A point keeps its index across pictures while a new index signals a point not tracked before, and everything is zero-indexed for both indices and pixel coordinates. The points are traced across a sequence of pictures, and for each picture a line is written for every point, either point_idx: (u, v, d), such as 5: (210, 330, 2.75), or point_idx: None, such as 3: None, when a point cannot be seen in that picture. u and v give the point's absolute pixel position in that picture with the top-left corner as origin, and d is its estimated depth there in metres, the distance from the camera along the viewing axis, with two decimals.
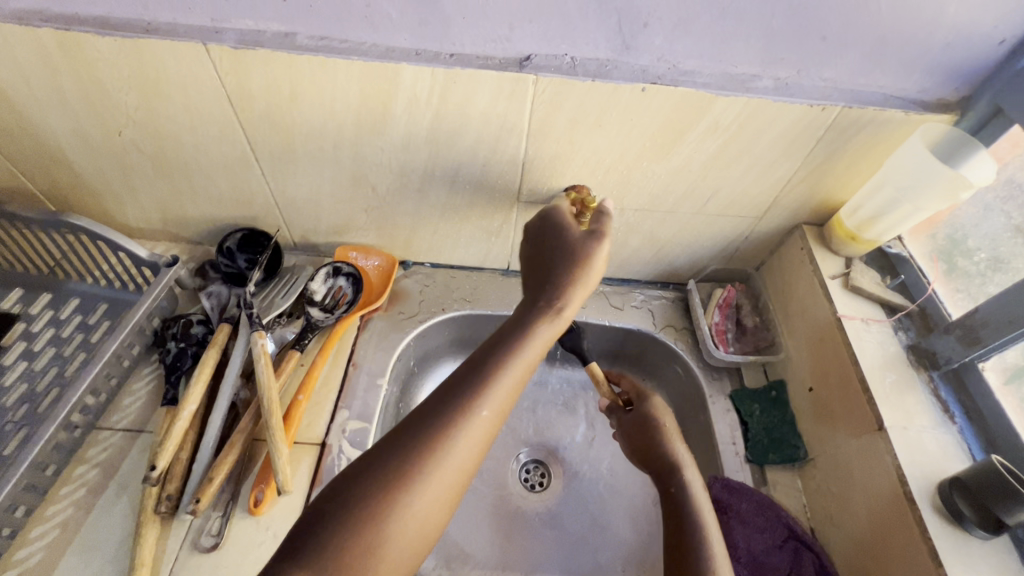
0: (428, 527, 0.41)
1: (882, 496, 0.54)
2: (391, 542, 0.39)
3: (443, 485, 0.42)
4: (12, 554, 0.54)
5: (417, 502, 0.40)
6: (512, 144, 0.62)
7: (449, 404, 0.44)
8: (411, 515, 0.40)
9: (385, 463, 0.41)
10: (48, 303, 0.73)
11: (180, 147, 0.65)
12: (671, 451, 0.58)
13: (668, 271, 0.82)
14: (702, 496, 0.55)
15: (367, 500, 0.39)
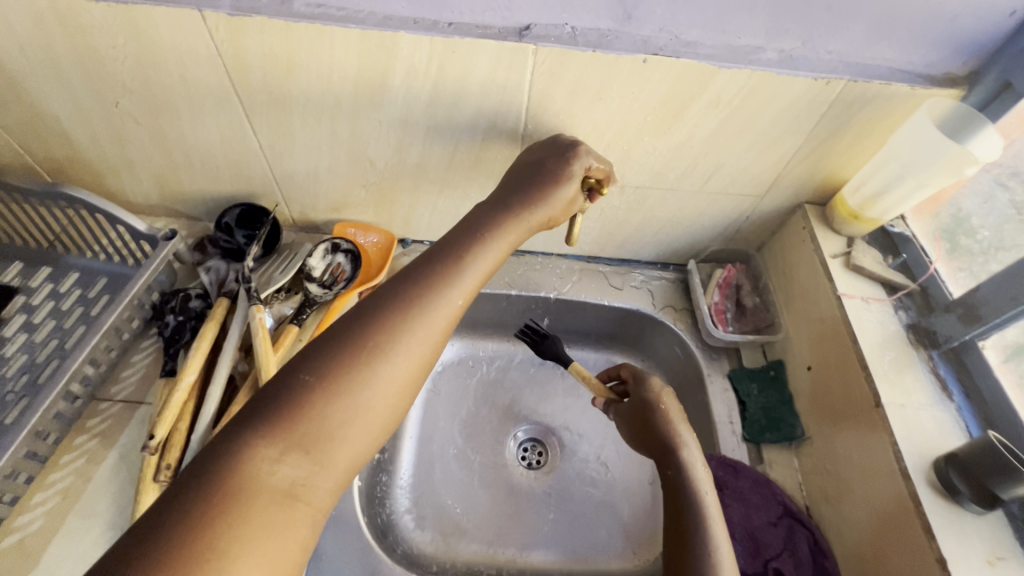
0: (402, 395, 0.45)
1: (884, 495, 0.53)
2: (368, 400, 0.42)
3: (416, 349, 0.45)
4: (14, 520, 0.55)
5: (392, 363, 0.44)
6: (511, 118, 0.62)
7: (426, 276, 0.48)
8: (385, 374, 0.43)
9: (365, 321, 0.44)
10: (48, 277, 0.73)
11: (177, 119, 0.64)
12: (670, 430, 0.58)
13: (668, 251, 0.82)
14: (700, 477, 0.56)
15: (345, 354, 0.42)
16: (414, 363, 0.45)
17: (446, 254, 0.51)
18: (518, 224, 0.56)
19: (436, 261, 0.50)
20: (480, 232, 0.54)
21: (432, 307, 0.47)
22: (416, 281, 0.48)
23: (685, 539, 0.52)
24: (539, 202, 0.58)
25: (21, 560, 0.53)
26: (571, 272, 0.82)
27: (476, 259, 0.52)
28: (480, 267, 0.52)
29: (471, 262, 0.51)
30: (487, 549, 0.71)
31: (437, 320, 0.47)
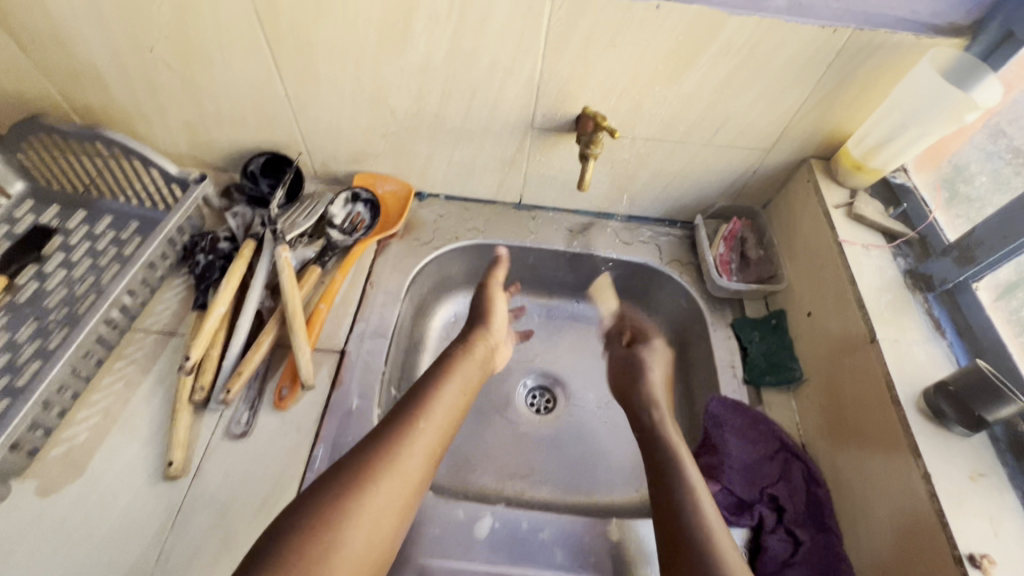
0: (390, 513, 0.50)
1: (915, 504, 0.50)
2: (360, 517, 0.48)
3: (398, 488, 0.51)
4: (60, 433, 0.59)
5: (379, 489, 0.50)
6: (528, 65, 0.64)
7: (395, 423, 0.55)
8: (374, 501, 0.49)
9: (339, 480, 0.50)
10: (84, 219, 0.77)
11: (208, 65, 0.67)
12: (647, 397, 0.70)
13: (676, 207, 0.84)
14: (669, 425, 0.66)
15: (341, 486, 0.49)
16: (398, 500, 0.51)
17: (411, 404, 0.58)
18: (473, 366, 0.67)
19: (396, 418, 0.56)
20: (442, 367, 0.65)
21: (411, 448, 0.54)
22: (390, 428, 0.55)
23: (669, 491, 0.57)
24: (482, 316, 0.75)
25: (68, 467, 0.57)
26: (582, 227, 0.85)
27: (437, 404, 0.59)
28: (442, 414, 0.59)
29: (438, 398, 0.60)
30: (497, 483, 0.74)
31: (412, 464, 0.53)
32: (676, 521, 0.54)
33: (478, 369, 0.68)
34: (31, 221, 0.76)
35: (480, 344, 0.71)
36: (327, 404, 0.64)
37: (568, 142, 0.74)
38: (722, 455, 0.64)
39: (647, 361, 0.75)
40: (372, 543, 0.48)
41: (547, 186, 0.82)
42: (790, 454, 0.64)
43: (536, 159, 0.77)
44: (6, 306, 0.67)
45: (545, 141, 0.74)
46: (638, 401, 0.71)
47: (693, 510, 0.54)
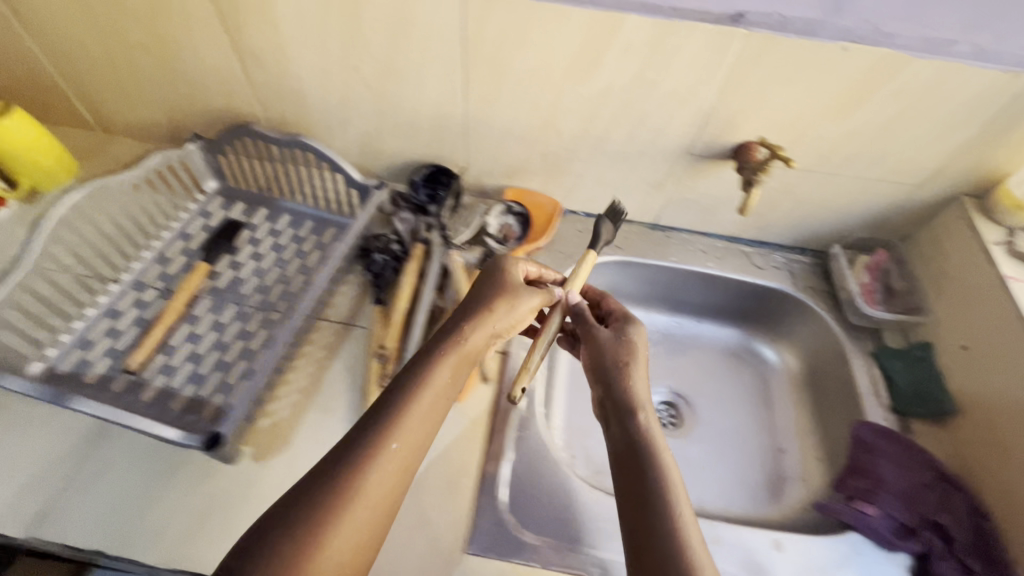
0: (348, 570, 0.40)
1: None
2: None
3: (352, 534, 0.41)
4: (267, 406, 0.66)
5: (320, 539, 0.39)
6: (703, 96, 0.69)
7: (357, 456, 0.44)
8: (326, 556, 0.39)
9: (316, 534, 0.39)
10: (266, 216, 0.86)
11: (402, 84, 0.75)
12: (630, 394, 0.56)
13: (810, 236, 0.87)
14: (641, 417, 0.54)
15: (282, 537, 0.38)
16: (354, 544, 0.41)
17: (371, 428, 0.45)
18: (460, 360, 0.52)
19: (334, 442, 0.45)
20: (420, 369, 0.50)
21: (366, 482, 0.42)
22: (338, 464, 0.43)
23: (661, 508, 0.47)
24: (511, 301, 0.58)
25: (276, 437, 0.64)
26: (715, 249, 0.89)
27: (411, 419, 0.47)
28: (416, 419, 0.47)
29: (411, 407, 0.47)
30: None
31: (368, 503, 0.42)
32: (651, 537, 0.46)
33: (477, 338, 0.54)
34: (222, 215, 0.85)
35: (482, 332, 0.55)
36: (498, 397, 0.69)
37: (721, 169, 0.78)
38: (878, 479, 0.65)
39: (633, 339, 0.60)
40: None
41: (686, 208, 0.86)
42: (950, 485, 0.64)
43: (684, 183, 0.82)
44: (209, 290, 0.75)
45: (698, 167, 0.78)
46: (618, 399, 0.56)
47: (666, 521, 0.46)
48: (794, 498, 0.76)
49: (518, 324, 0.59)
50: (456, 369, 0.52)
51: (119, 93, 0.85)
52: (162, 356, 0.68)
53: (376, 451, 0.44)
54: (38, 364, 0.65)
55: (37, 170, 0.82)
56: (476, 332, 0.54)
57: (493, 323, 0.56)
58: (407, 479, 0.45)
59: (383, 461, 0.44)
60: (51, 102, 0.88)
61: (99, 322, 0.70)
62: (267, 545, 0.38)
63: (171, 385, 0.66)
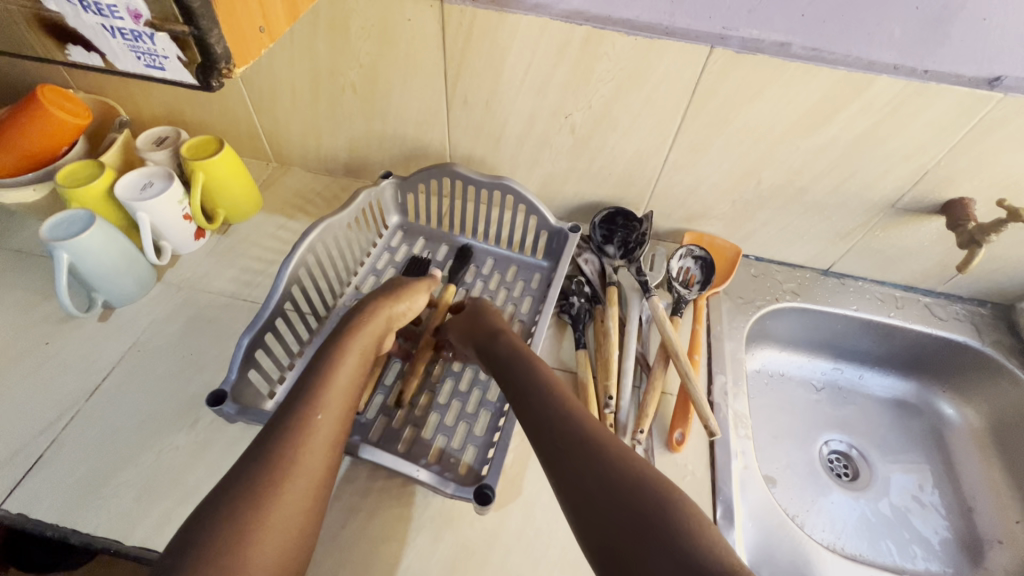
0: (295, 535, 0.47)
1: None
2: (264, 538, 0.45)
3: (295, 504, 0.47)
4: None
5: (274, 506, 0.46)
6: (929, 154, 0.68)
7: (284, 429, 0.51)
8: (273, 521, 0.46)
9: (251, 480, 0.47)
10: (448, 253, 0.87)
11: (608, 132, 0.76)
12: (533, 367, 0.59)
13: (995, 289, 0.85)
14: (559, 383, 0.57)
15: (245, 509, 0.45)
16: (301, 514, 0.47)
17: (299, 408, 0.52)
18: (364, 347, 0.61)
19: (286, 420, 0.51)
20: (330, 355, 0.58)
21: (302, 455, 0.50)
22: (278, 438, 0.50)
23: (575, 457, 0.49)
24: (390, 297, 0.66)
25: (507, 484, 0.64)
26: (892, 298, 0.88)
27: (328, 392, 0.55)
28: (336, 392, 0.55)
29: (327, 388, 0.55)
30: (829, 540, 0.77)
31: (308, 473, 0.49)
32: (595, 492, 0.46)
33: (378, 322, 0.63)
34: (407, 252, 0.86)
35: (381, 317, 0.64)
36: (714, 451, 0.68)
37: (922, 223, 0.77)
38: None
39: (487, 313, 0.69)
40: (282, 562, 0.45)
41: (868, 258, 0.85)
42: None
43: (875, 234, 0.81)
44: None
45: (897, 219, 0.78)
46: (518, 372, 0.59)
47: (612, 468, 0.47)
48: (999, 564, 0.74)
49: (415, 308, 0.69)
50: (363, 351, 0.60)
51: (309, 129, 0.88)
52: (380, 395, 0.70)
53: (301, 428, 0.51)
54: (270, 400, 0.67)
55: (234, 202, 0.85)
56: (374, 320, 0.63)
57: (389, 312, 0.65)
58: (336, 449, 0.53)
59: (316, 439, 0.51)
60: (239, 134, 0.91)
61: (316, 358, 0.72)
62: (229, 507, 0.45)
63: (395, 426, 0.67)
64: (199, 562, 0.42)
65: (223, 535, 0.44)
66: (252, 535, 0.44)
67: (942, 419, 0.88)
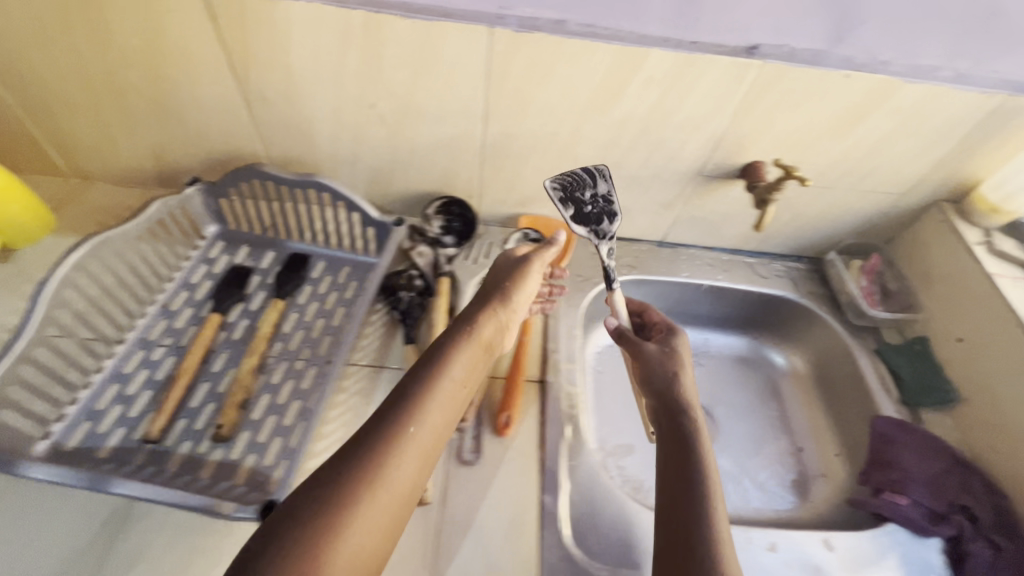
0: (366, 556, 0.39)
1: None
2: (335, 556, 0.37)
3: (369, 528, 0.40)
4: (307, 463, 0.63)
5: (355, 521, 0.39)
6: (715, 121, 0.72)
7: (388, 429, 0.45)
8: (353, 532, 0.39)
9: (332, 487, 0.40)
10: (274, 259, 0.82)
11: (419, 120, 0.74)
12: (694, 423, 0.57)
13: (806, 244, 0.92)
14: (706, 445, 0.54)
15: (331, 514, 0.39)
16: (367, 543, 0.39)
17: (399, 410, 0.46)
18: (472, 348, 0.55)
19: (379, 425, 0.45)
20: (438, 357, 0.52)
21: (401, 465, 0.43)
22: (380, 437, 0.44)
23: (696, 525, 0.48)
24: (502, 292, 0.62)
25: None
26: (720, 261, 0.93)
27: (436, 401, 0.48)
28: (440, 405, 0.48)
29: (434, 391, 0.49)
30: None
31: (391, 495, 0.42)
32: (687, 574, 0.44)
33: (488, 326, 0.58)
34: (227, 261, 0.80)
35: (490, 321, 0.59)
36: (542, 430, 0.69)
37: (727, 188, 0.82)
38: (903, 470, 0.70)
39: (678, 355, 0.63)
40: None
41: (693, 226, 0.90)
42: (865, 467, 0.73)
43: (692, 202, 0.85)
44: (224, 342, 0.71)
45: (707, 186, 0.82)
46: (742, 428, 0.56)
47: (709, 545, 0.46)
48: (820, 495, 0.80)
49: (536, 287, 0.67)
50: (471, 362, 0.54)
51: (100, 137, 0.79)
52: (184, 420, 0.64)
53: (398, 432, 0.45)
54: (44, 442, 0.60)
55: (9, 226, 0.74)
56: (487, 324, 0.58)
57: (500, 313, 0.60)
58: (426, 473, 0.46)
59: (410, 449, 0.45)
60: (19, 148, 0.81)
61: (107, 388, 0.65)
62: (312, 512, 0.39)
63: (200, 449, 0.62)
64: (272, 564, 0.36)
65: (297, 544, 0.37)
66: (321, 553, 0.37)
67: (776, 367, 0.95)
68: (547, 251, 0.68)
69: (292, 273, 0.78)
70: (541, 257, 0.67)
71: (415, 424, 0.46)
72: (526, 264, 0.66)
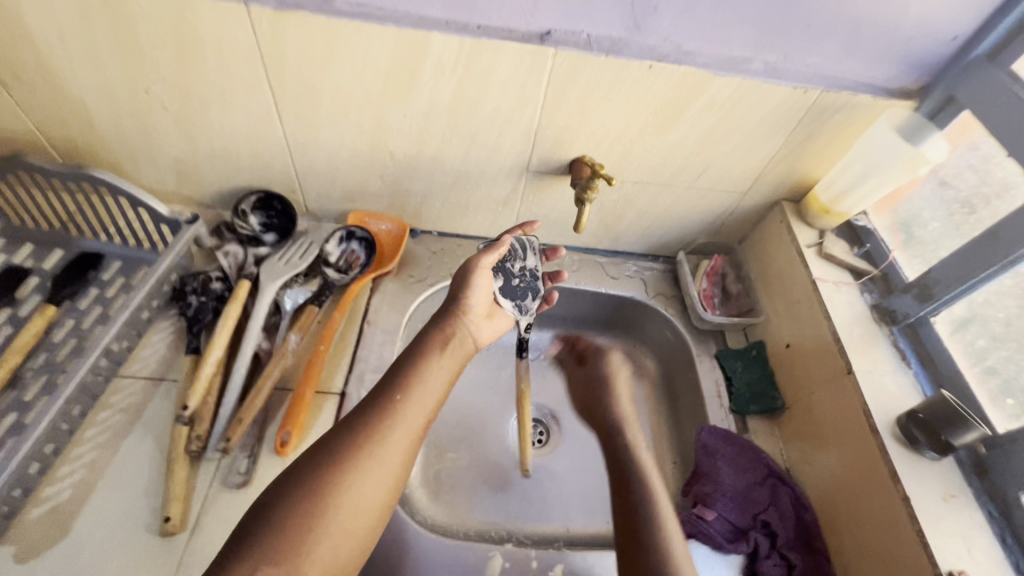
0: (364, 508, 0.51)
1: (902, 543, 0.53)
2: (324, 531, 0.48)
3: (355, 505, 0.50)
4: (41, 491, 0.56)
5: (340, 504, 0.49)
6: (527, 113, 0.67)
7: (377, 406, 0.55)
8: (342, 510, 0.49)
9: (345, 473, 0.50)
10: (61, 258, 0.74)
11: (206, 106, 0.67)
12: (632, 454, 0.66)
13: (660, 244, 0.89)
14: (651, 470, 0.64)
15: (317, 479, 0.50)
16: (359, 515, 0.50)
17: (387, 391, 0.56)
18: (457, 349, 0.64)
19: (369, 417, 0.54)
20: (419, 352, 0.61)
21: (389, 437, 0.53)
22: (367, 419, 0.54)
23: (639, 548, 0.57)
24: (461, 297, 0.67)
25: (52, 526, 0.54)
26: (570, 261, 0.89)
27: (424, 385, 0.58)
28: (420, 399, 0.57)
29: (422, 389, 0.57)
30: (501, 516, 0.76)
31: (377, 478, 0.52)
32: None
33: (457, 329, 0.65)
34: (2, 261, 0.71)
35: (457, 321, 0.65)
36: None
37: (561, 185, 0.78)
38: (716, 482, 0.67)
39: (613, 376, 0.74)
40: (354, 530, 0.50)
41: (538, 225, 0.85)
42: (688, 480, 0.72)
43: (528, 199, 0.80)
44: None
45: (539, 183, 0.77)
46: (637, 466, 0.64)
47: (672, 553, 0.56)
48: None
49: (490, 300, 0.70)
50: (452, 365, 0.62)
51: None
52: None
53: (386, 422, 0.54)
54: None
55: None
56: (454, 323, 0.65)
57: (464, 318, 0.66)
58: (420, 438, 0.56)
59: (399, 423, 0.54)
60: None
61: None
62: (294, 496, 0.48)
63: None
64: (261, 545, 0.45)
65: (276, 528, 0.46)
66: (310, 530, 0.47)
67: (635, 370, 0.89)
68: (489, 256, 0.69)
69: (73, 274, 0.71)
70: (483, 267, 0.69)
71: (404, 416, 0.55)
72: (472, 271, 0.68)
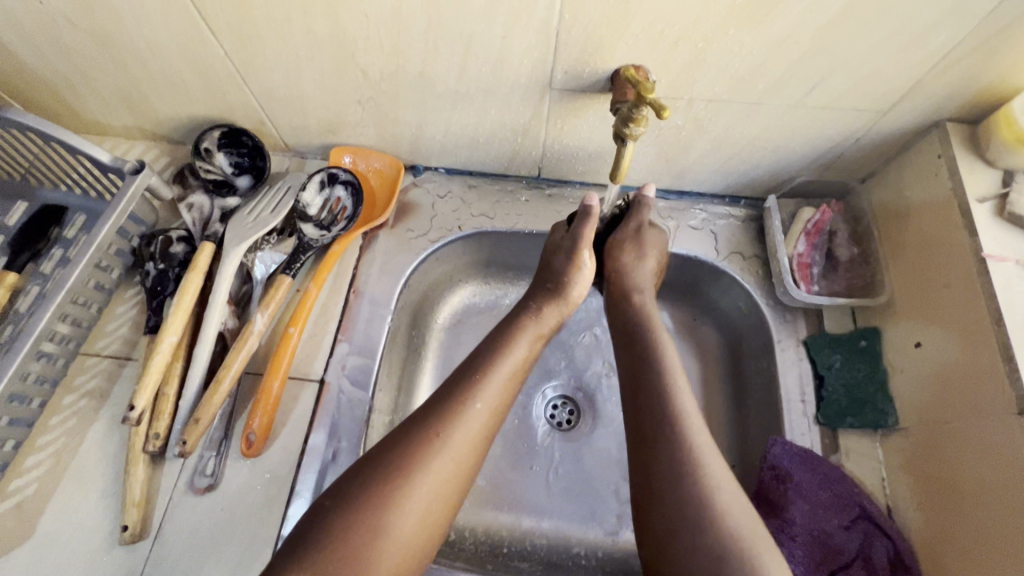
0: (432, 514, 0.40)
1: None
2: (382, 547, 0.38)
3: (420, 512, 0.40)
4: (7, 484, 0.53)
5: (400, 512, 0.39)
6: (541, 1, 0.44)
7: (443, 405, 0.44)
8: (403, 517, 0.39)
9: (404, 469, 0.40)
10: (25, 214, 0.65)
11: (118, 18, 0.51)
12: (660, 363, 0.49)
13: (742, 181, 0.64)
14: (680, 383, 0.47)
15: (375, 485, 0.39)
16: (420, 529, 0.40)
17: (460, 385, 0.45)
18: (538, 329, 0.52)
19: (441, 407, 0.43)
20: (503, 337, 0.50)
21: (456, 441, 0.42)
22: (433, 407, 0.44)
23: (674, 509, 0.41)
24: (562, 283, 0.56)
25: (22, 523, 0.51)
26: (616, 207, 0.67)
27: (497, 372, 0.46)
28: (498, 389, 0.46)
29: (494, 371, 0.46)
30: (513, 516, 0.64)
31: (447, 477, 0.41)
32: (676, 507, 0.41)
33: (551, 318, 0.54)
34: None
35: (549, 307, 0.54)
36: (305, 450, 0.54)
37: (599, 107, 0.55)
38: (783, 520, 0.52)
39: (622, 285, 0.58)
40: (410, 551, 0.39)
41: (572, 158, 0.64)
42: (747, 501, 0.56)
43: (556, 127, 0.59)
44: None
45: (568, 105, 0.55)
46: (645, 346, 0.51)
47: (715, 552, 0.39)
48: None
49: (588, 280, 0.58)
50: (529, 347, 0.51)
51: None
52: None
53: (463, 411, 0.43)
54: None
55: None
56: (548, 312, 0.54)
57: (563, 303, 0.55)
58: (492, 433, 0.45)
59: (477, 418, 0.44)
60: None
61: None
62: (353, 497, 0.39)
63: None
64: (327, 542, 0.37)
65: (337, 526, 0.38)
66: (366, 545, 0.37)
67: (691, 344, 0.69)
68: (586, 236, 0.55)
69: (30, 233, 0.62)
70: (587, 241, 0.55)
71: (478, 400, 0.44)
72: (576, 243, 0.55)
